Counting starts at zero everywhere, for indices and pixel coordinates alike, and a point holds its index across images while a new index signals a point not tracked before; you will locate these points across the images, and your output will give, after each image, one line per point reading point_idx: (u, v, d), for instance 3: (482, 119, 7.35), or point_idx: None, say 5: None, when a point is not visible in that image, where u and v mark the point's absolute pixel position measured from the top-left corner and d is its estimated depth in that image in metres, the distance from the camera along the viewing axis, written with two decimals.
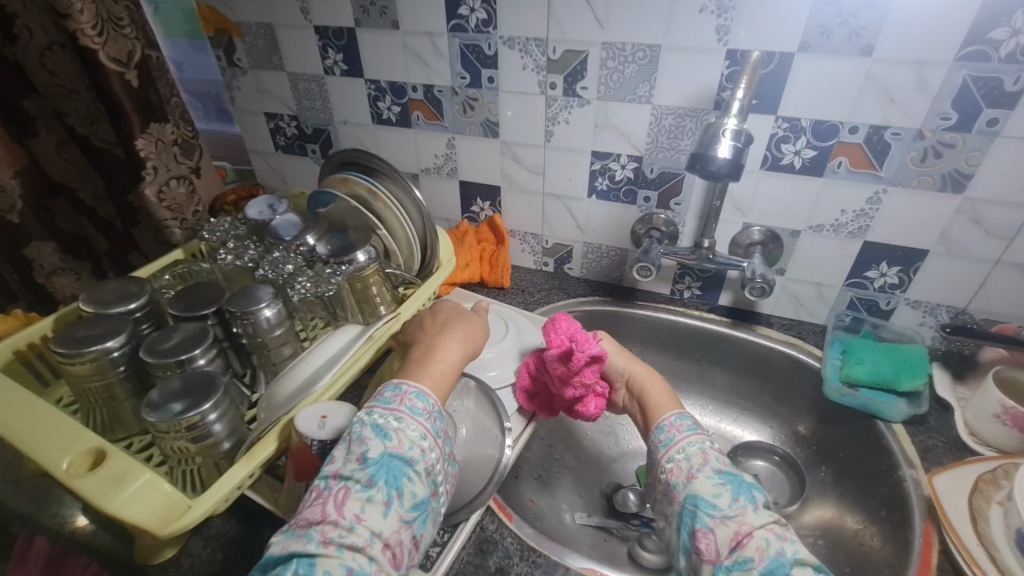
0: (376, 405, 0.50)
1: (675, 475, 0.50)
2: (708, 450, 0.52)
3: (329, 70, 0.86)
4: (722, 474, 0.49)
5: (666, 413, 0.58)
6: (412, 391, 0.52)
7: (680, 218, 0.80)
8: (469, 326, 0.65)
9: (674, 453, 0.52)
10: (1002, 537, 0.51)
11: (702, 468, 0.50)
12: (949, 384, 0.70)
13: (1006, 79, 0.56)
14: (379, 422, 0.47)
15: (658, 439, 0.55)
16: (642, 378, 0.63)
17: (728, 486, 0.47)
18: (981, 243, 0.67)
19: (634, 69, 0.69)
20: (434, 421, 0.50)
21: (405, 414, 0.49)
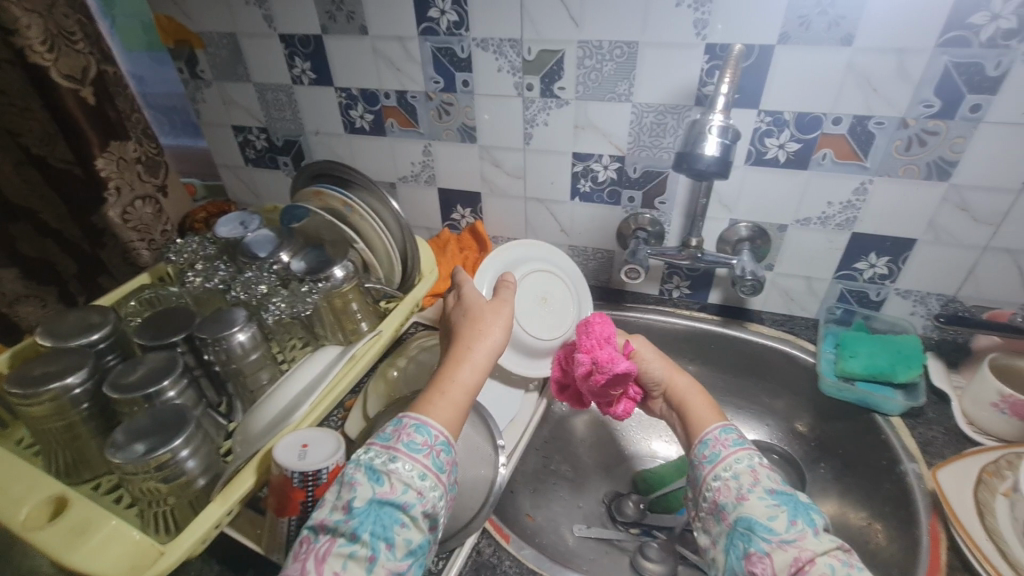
0: (374, 443, 0.46)
1: (723, 494, 0.48)
2: (758, 466, 0.49)
3: (298, 79, 0.82)
4: (775, 494, 0.46)
5: (708, 426, 0.55)
6: (412, 424, 0.47)
7: (666, 217, 0.78)
8: (482, 330, 0.55)
9: (721, 470, 0.50)
10: (1009, 528, 0.50)
11: (753, 488, 0.47)
12: (944, 374, 0.70)
13: (987, 64, 0.56)
14: (372, 464, 0.44)
15: (702, 453, 0.53)
16: (681, 387, 0.60)
17: (784, 508, 0.45)
18: (969, 229, 0.66)
19: (613, 67, 0.68)
20: (437, 456, 0.46)
21: (401, 452, 0.45)
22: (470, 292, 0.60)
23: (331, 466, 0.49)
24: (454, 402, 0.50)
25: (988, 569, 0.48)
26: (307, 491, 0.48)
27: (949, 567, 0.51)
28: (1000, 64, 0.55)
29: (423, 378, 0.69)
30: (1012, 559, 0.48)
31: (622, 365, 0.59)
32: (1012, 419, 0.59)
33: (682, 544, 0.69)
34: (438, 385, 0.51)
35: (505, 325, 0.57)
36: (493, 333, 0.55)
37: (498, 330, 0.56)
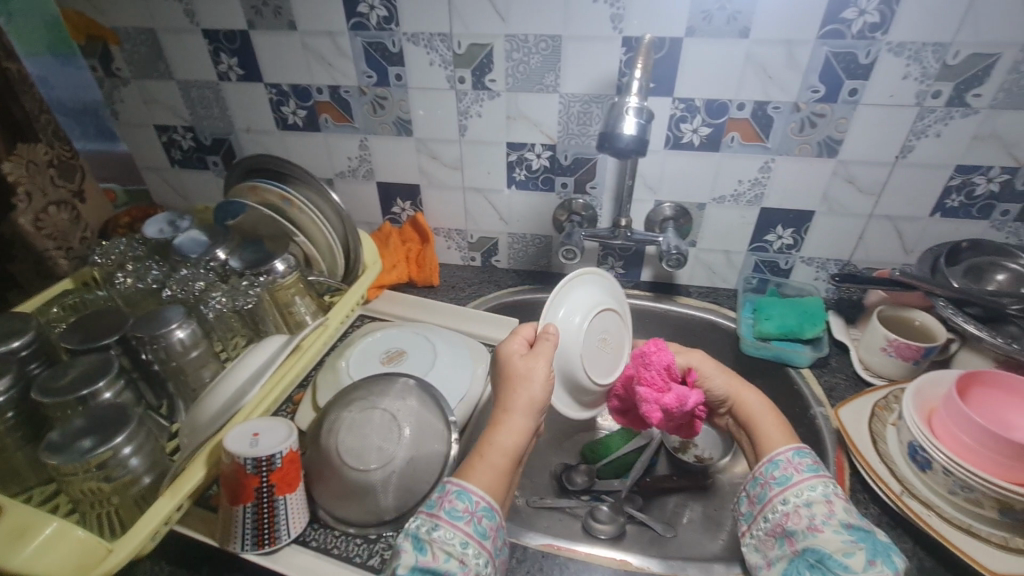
0: (421, 511, 0.48)
1: (792, 521, 0.48)
2: (834, 496, 0.48)
3: (224, 75, 0.81)
4: (852, 530, 0.46)
5: (779, 447, 0.54)
6: (455, 491, 0.48)
7: (597, 201, 0.83)
8: (516, 386, 0.52)
9: (790, 496, 0.50)
10: (897, 451, 0.58)
11: (828, 520, 0.47)
12: (844, 328, 0.79)
13: (859, 53, 0.64)
14: (417, 532, 0.46)
15: (771, 473, 0.52)
16: (752, 407, 0.58)
17: (863, 546, 0.44)
18: (856, 200, 0.76)
19: (539, 59, 0.72)
20: (479, 522, 0.46)
21: (442, 520, 0.46)
22: (509, 342, 0.56)
23: (284, 451, 0.49)
24: (495, 466, 0.49)
25: (883, 487, 0.56)
26: (261, 477, 0.48)
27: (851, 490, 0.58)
28: (869, 53, 0.64)
29: (371, 361, 0.70)
30: (900, 477, 0.56)
31: (692, 401, 0.57)
32: (897, 360, 0.68)
33: (629, 503, 0.74)
34: (478, 449, 0.50)
35: (542, 379, 0.53)
36: (534, 386, 0.52)
37: (537, 385, 0.52)
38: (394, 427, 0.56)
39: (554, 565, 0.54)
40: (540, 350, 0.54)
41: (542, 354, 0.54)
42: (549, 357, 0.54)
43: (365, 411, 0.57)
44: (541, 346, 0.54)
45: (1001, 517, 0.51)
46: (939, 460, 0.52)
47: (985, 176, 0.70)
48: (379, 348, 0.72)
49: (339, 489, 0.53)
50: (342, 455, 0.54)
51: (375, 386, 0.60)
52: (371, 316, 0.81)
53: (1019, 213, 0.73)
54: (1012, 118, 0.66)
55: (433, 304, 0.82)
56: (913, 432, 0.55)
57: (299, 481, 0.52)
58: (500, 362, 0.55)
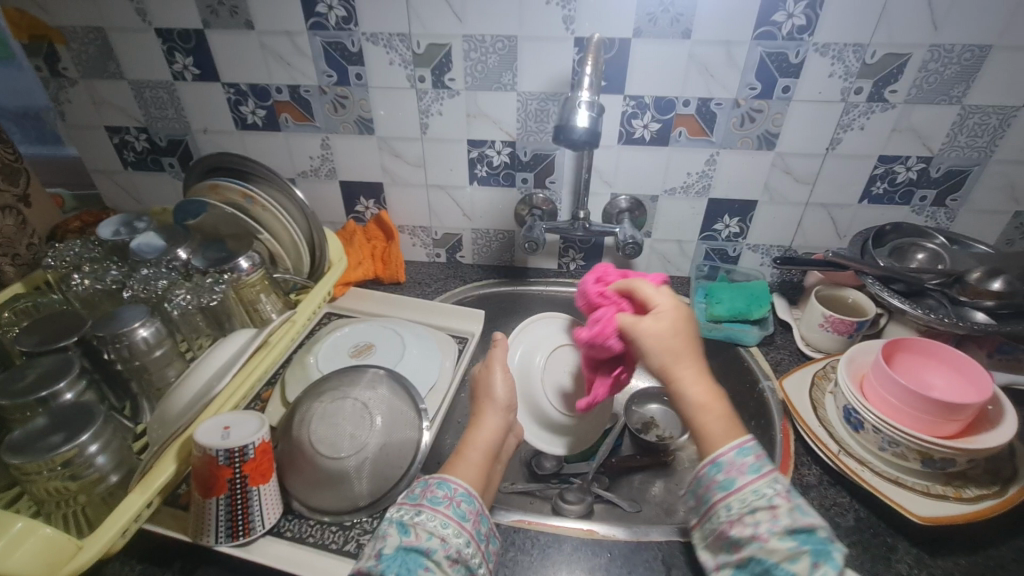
0: (403, 502, 0.48)
1: (735, 530, 0.42)
2: (777, 498, 0.42)
3: (180, 75, 0.80)
4: (796, 535, 0.40)
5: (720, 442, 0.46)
6: (434, 482, 0.49)
7: (556, 196, 0.87)
8: (486, 397, 0.60)
9: (733, 495, 0.43)
10: (835, 416, 0.64)
11: (772, 527, 0.41)
12: (788, 309, 0.85)
13: (789, 53, 0.70)
14: (399, 518, 0.46)
15: (713, 475, 0.45)
16: (678, 388, 0.48)
17: (806, 550, 0.39)
18: (793, 189, 0.82)
19: (496, 59, 0.74)
20: (458, 505, 0.47)
21: (425, 507, 0.47)
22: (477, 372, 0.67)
23: (257, 442, 0.50)
24: (475, 462, 0.53)
25: (824, 449, 0.61)
26: (234, 468, 0.49)
27: (796, 454, 0.63)
28: (798, 53, 0.70)
29: (340, 355, 0.71)
30: (839, 439, 0.61)
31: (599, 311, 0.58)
32: (834, 334, 0.75)
33: (595, 483, 0.77)
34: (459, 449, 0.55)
35: (505, 386, 0.62)
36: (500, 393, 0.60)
37: (499, 387, 0.61)
38: (365, 415, 0.58)
39: (526, 540, 0.56)
40: (495, 356, 0.64)
41: (496, 360, 0.64)
42: (502, 363, 0.64)
43: (337, 401, 0.58)
44: (495, 353, 0.64)
45: (924, 468, 0.56)
46: (870, 420, 0.58)
47: (904, 165, 0.78)
48: (348, 343, 0.73)
49: (313, 478, 0.54)
50: (315, 445, 0.55)
51: (346, 377, 0.62)
52: (339, 313, 0.82)
53: (935, 199, 0.80)
54: (924, 112, 0.73)
55: (401, 299, 0.84)
56: (848, 397, 0.61)
57: (272, 472, 0.53)
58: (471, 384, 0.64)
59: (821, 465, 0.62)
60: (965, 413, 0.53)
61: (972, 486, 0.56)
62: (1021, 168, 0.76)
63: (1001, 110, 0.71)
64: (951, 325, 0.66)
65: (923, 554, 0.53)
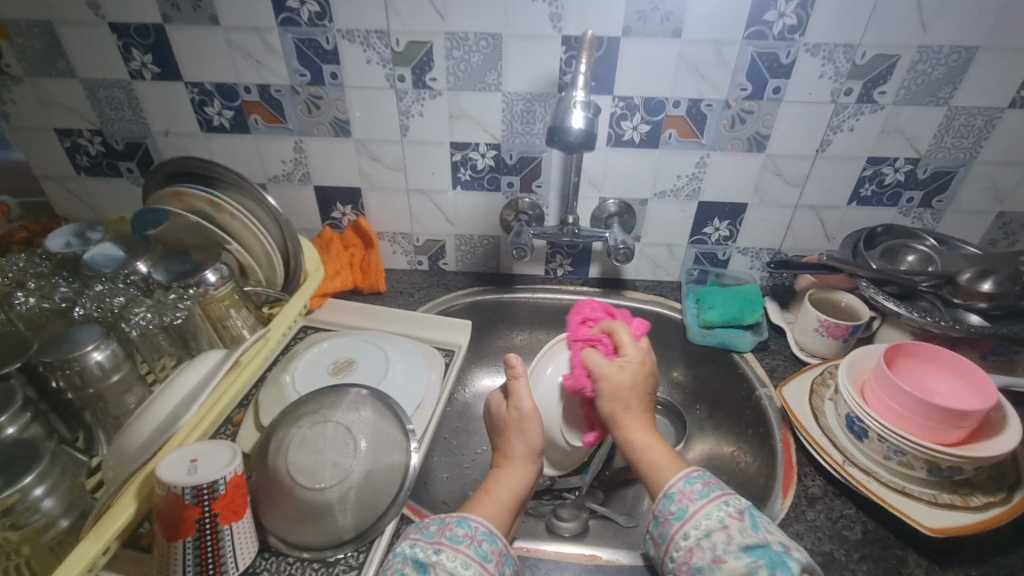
0: (420, 538, 0.48)
1: (696, 556, 0.46)
2: (729, 518, 0.47)
3: (137, 73, 0.74)
4: (750, 551, 0.44)
5: (671, 477, 0.52)
6: (453, 521, 0.49)
7: (543, 200, 0.84)
8: (513, 436, 0.58)
9: (691, 528, 0.48)
10: (836, 424, 0.62)
11: (728, 547, 0.45)
12: (780, 313, 0.84)
13: (780, 53, 0.69)
14: (419, 557, 0.46)
15: (668, 509, 0.50)
16: (629, 439, 0.56)
17: (762, 563, 0.43)
18: (783, 192, 0.81)
19: (480, 57, 0.71)
20: (479, 544, 0.47)
21: (445, 545, 0.47)
22: (496, 396, 0.62)
23: (228, 476, 0.45)
24: (500, 503, 0.53)
25: (828, 459, 0.59)
26: (203, 507, 0.44)
27: (799, 464, 0.62)
28: (789, 53, 0.69)
29: (320, 373, 0.66)
30: (841, 448, 0.60)
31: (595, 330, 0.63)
32: (829, 339, 0.73)
33: (590, 498, 0.74)
34: (483, 488, 0.54)
35: (535, 426, 0.58)
36: (533, 431, 0.57)
37: (532, 428, 0.57)
38: (348, 440, 0.53)
39: (525, 568, 0.53)
40: (519, 392, 0.58)
41: (522, 399, 0.58)
42: (530, 400, 0.58)
43: (317, 425, 0.54)
44: (519, 389, 0.58)
45: (930, 476, 0.55)
46: (874, 428, 0.56)
47: (892, 167, 0.77)
48: (327, 359, 0.68)
49: (291, 511, 0.49)
50: (293, 475, 0.50)
51: (327, 399, 0.57)
52: (316, 326, 0.77)
53: (922, 200, 0.80)
54: (913, 113, 0.72)
55: (383, 310, 0.79)
56: (849, 404, 0.59)
57: (246, 507, 0.48)
58: (493, 415, 0.60)
59: (824, 474, 0.61)
60: (970, 420, 0.52)
61: (978, 494, 0.55)
62: (1004, 169, 0.76)
63: (986, 111, 0.72)
64: (947, 327, 0.65)
65: (933, 566, 0.52)
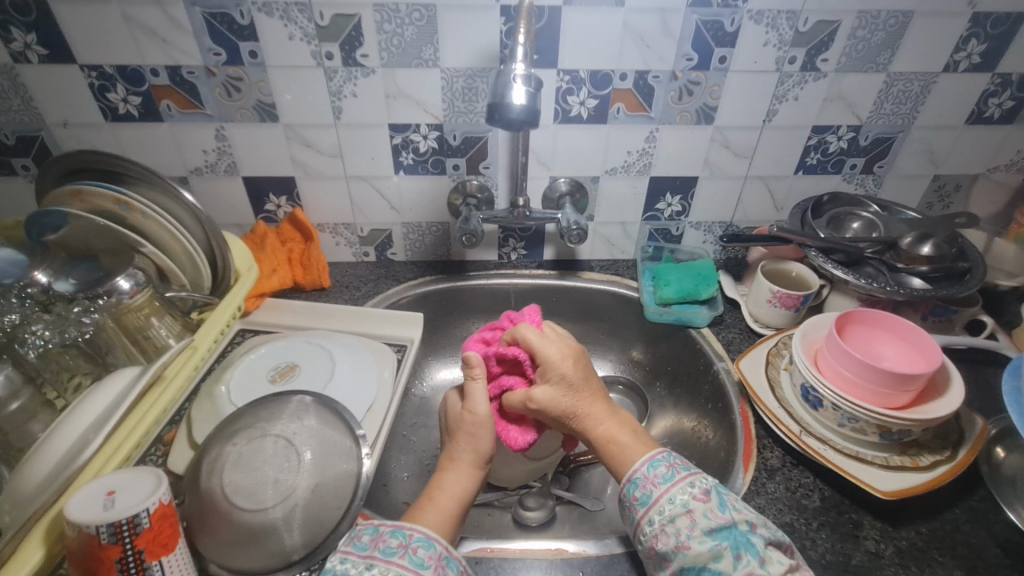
0: (350, 552, 0.45)
1: (662, 541, 0.46)
2: (694, 501, 0.47)
3: (21, 56, 0.65)
4: (716, 534, 0.45)
5: (633, 461, 0.52)
6: (387, 530, 0.46)
7: (492, 181, 0.80)
8: (461, 437, 0.56)
9: (654, 513, 0.48)
10: (791, 394, 0.63)
11: (692, 531, 0.46)
12: (734, 286, 0.84)
13: (724, 21, 0.67)
14: (349, 574, 0.42)
15: (632, 494, 0.50)
16: (596, 419, 0.55)
17: (727, 546, 0.44)
18: (733, 163, 0.80)
19: (414, 31, 0.66)
20: (414, 553, 0.44)
21: (378, 559, 0.44)
22: (456, 399, 0.60)
23: (153, 506, 0.41)
24: (444, 508, 0.51)
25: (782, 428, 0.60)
26: (124, 544, 0.39)
27: (758, 437, 0.62)
28: (733, 21, 0.67)
29: (259, 381, 0.61)
30: (797, 417, 0.61)
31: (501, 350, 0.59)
32: (782, 310, 0.74)
33: (555, 485, 0.73)
34: (427, 493, 0.52)
35: (486, 429, 0.56)
36: (482, 434, 0.55)
37: (483, 431, 0.55)
38: (291, 453, 0.49)
39: (490, 569, 0.51)
40: (475, 395, 0.57)
41: (476, 402, 0.56)
42: (484, 404, 0.56)
43: (255, 440, 0.49)
44: (475, 392, 0.57)
45: (881, 440, 0.56)
46: (827, 396, 0.57)
47: (835, 135, 0.77)
48: (267, 365, 0.63)
49: (230, 536, 0.45)
50: (230, 497, 0.46)
51: (264, 411, 0.53)
52: (254, 330, 0.71)
53: (864, 166, 0.81)
54: (855, 80, 0.72)
55: (328, 308, 0.74)
56: (803, 373, 0.59)
57: (178, 538, 0.43)
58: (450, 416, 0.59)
59: (782, 445, 0.61)
60: (916, 383, 0.53)
61: (926, 453, 0.56)
62: (939, 133, 0.78)
63: (922, 77, 0.72)
64: (892, 292, 0.66)
65: (887, 526, 0.53)
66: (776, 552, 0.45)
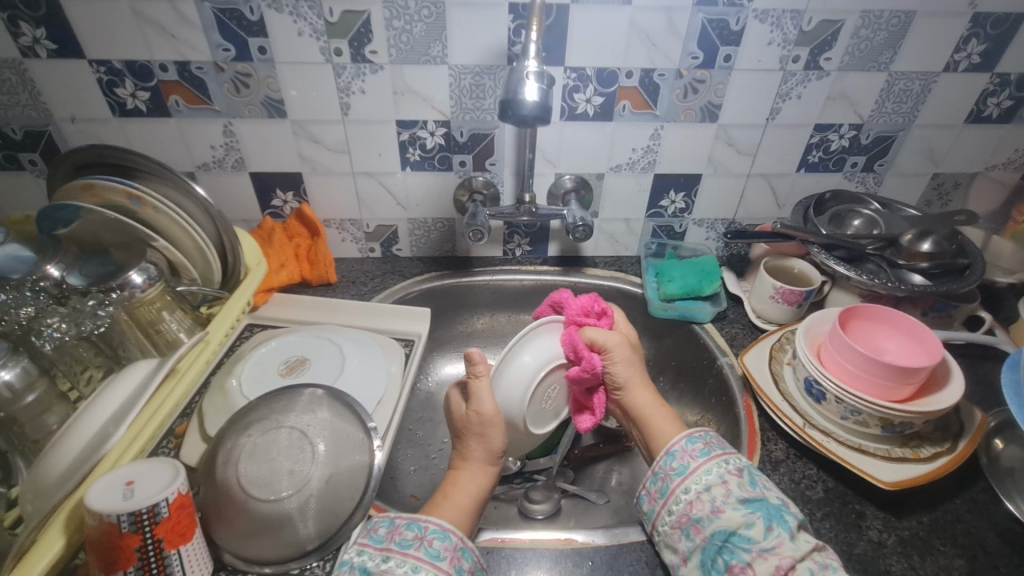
0: (366, 545, 0.45)
1: (696, 508, 0.49)
2: (728, 474, 0.49)
3: (30, 51, 0.65)
4: (749, 504, 0.47)
5: (672, 437, 0.54)
6: (403, 523, 0.47)
7: (497, 178, 0.81)
8: (472, 436, 0.56)
9: (692, 482, 0.50)
10: (795, 388, 0.64)
11: (727, 499, 0.48)
12: (736, 282, 0.85)
13: (730, 20, 0.68)
14: (366, 566, 0.43)
15: (669, 465, 0.52)
16: (659, 432, 0.56)
17: (759, 515, 0.46)
18: (736, 161, 0.81)
19: (423, 28, 0.66)
20: (430, 544, 0.45)
21: (394, 551, 0.45)
22: (457, 398, 0.59)
23: (172, 496, 0.41)
24: (461, 505, 0.52)
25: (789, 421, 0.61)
26: (144, 533, 0.40)
27: (762, 430, 0.63)
28: (739, 20, 0.68)
29: (269, 375, 0.61)
30: (800, 410, 0.62)
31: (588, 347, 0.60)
32: (785, 305, 0.75)
33: (561, 478, 0.74)
34: (444, 491, 0.54)
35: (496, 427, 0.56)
36: (494, 433, 0.56)
37: (494, 430, 0.56)
38: (304, 445, 0.50)
39: (501, 559, 0.52)
40: (480, 394, 0.56)
41: (482, 401, 0.55)
42: (492, 402, 0.56)
43: (269, 432, 0.50)
44: (480, 391, 0.56)
45: (883, 432, 0.57)
46: (832, 390, 0.58)
47: (837, 133, 0.79)
48: (277, 359, 0.64)
49: (246, 526, 0.46)
50: (245, 487, 0.46)
51: (277, 403, 0.53)
52: (262, 324, 0.72)
53: (865, 164, 0.82)
54: (857, 79, 0.73)
55: (335, 303, 0.75)
56: (807, 367, 0.60)
57: (195, 527, 0.44)
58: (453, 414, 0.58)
59: (785, 438, 0.62)
60: (919, 375, 0.54)
61: (927, 444, 0.58)
62: (939, 132, 0.79)
63: (924, 76, 0.74)
64: (893, 287, 0.68)
65: (889, 516, 0.54)
66: (803, 532, 0.46)
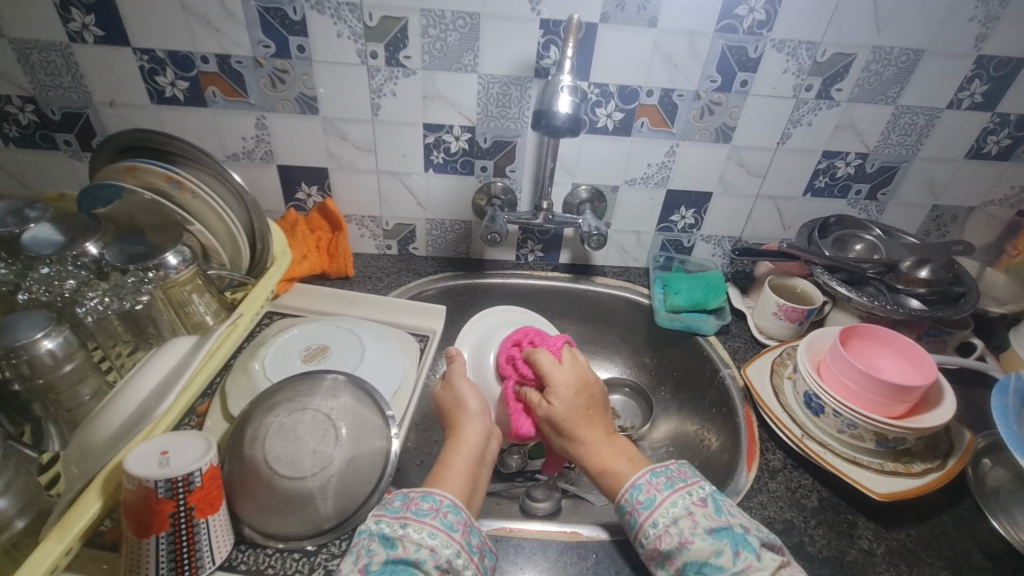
0: (384, 514, 0.47)
1: (665, 542, 0.48)
2: (694, 506, 0.50)
3: (78, 36, 0.68)
4: (715, 534, 0.47)
5: (624, 485, 0.54)
6: (417, 495, 0.49)
7: (516, 184, 0.83)
8: (451, 401, 0.61)
9: (658, 517, 0.50)
10: (795, 401, 0.67)
11: (694, 530, 0.48)
12: (740, 298, 0.88)
13: (748, 47, 0.71)
14: (385, 532, 0.45)
15: (636, 499, 0.52)
16: (592, 448, 0.57)
17: (726, 542, 0.47)
18: (746, 182, 0.84)
19: (457, 37, 0.69)
20: (445, 516, 0.47)
21: (411, 519, 0.46)
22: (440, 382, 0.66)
23: (206, 467, 0.43)
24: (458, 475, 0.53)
25: (777, 421, 0.65)
26: (178, 500, 0.42)
27: (761, 439, 0.66)
28: (757, 48, 0.71)
29: (292, 360, 0.64)
30: (799, 423, 0.64)
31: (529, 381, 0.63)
32: (785, 322, 0.78)
33: (562, 479, 0.76)
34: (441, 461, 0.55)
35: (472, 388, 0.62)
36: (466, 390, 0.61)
37: (468, 395, 0.61)
38: (329, 427, 0.52)
39: (510, 548, 0.54)
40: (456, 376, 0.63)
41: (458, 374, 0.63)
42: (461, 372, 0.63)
43: (295, 413, 0.52)
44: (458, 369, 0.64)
45: (878, 447, 0.60)
46: (830, 403, 0.61)
47: (844, 161, 0.82)
48: (298, 345, 0.66)
49: (270, 501, 0.48)
50: (272, 464, 0.49)
51: (302, 386, 0.56)
52: (282, 312, 0.74)
53: (868, 192, 0.86)
54: (865, 111, 0.77)
55: (353, 295, 0.77)
56: (807, 380, 0.63)
57: (222, 499, 0.46)
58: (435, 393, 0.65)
59: (784, 448, 0.65)
60: (913, 395, 0.56)
61: (918, 461, 0.60)
62: (940, 166, 0.83)
63: (929, 111, 0.77)
64: (890, 310, 0.71)
65: (879, 526, 0.57)
66: (769, 552, 0.48)
